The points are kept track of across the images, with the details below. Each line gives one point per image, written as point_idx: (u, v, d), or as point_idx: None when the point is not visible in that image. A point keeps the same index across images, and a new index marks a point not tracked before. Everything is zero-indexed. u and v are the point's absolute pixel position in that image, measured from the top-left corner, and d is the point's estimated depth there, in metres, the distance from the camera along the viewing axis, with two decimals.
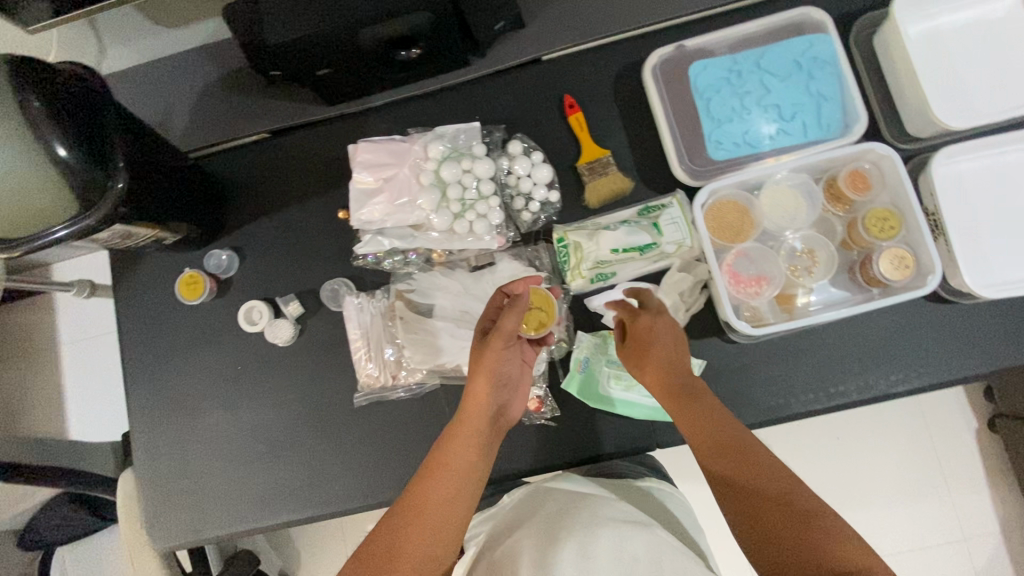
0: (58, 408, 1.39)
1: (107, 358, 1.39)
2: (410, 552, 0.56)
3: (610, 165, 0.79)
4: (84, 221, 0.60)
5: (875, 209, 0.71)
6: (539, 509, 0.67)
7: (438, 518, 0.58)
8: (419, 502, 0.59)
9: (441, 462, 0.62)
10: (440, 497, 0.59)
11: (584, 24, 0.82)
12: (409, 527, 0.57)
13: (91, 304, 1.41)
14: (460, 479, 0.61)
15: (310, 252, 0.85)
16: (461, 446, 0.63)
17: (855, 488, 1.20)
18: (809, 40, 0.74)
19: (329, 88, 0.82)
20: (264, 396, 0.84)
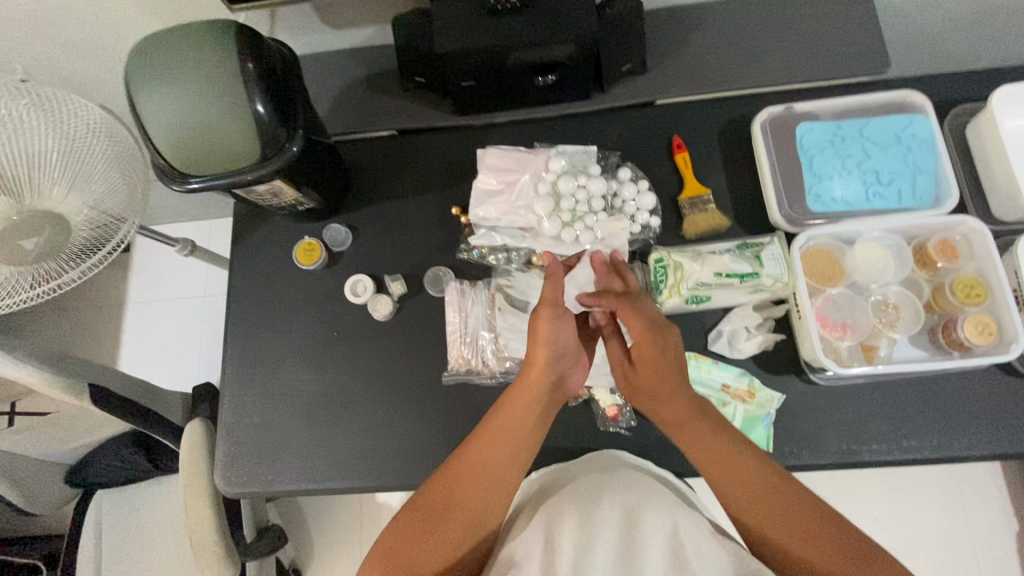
0: (146, 350, 1.59)
1: (197, 319, 1.61)
2: (466, 505, 0.64)
3: (709, 203, 0.86)
4: (244, 176, 0.68)
5: (963, 277, 0.76)
6: (587, 475, 0.72)
7: (490, 480, 0.66)
8: (476, 464, 0.66)
9: (498, 428, 0.68)
10: (490, 460, 0.66)
11: (703, 76, 0.90)
12: (464, 485, 0.65)
13: (190, 270, 1.62)
14: (508, 447, 0.68)
15: (419, 239, 0.93)
16: (516, 414, 0.69)
17: None
18: (910, 119, 0.82)
19: (465, 98, 0.91)
20: (354, 364, 0.89)
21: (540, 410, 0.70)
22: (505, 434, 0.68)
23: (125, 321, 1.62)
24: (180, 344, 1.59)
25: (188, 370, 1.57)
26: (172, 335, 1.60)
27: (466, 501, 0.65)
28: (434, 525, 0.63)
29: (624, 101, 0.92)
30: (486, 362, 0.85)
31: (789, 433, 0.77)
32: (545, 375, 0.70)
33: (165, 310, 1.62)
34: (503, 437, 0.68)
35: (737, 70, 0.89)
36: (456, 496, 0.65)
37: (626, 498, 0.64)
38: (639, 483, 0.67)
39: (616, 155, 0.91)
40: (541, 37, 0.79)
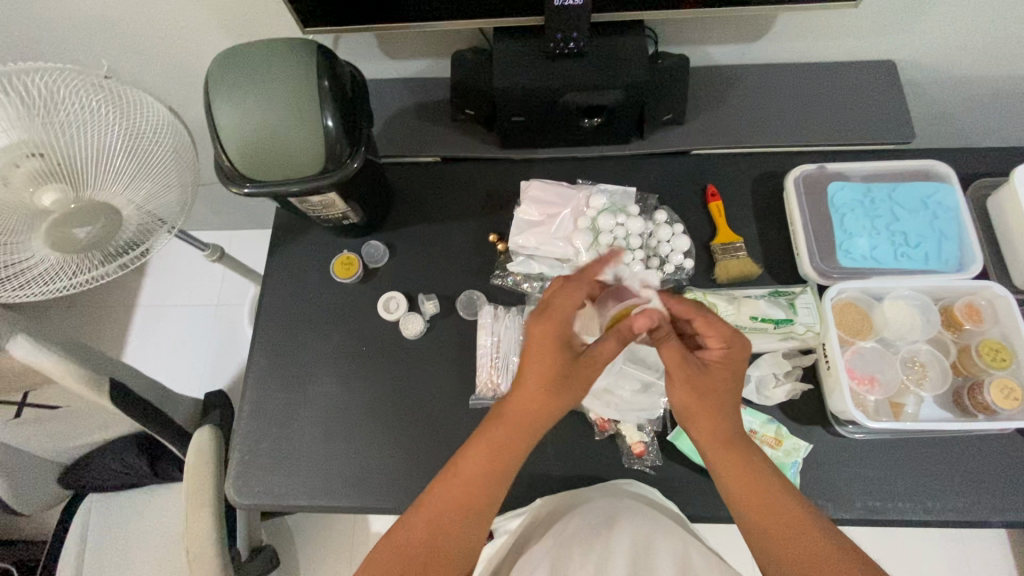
0: (155, 351, 1.58)
1: (213, 323, 1.60)
2: (450, 533, 0.63)
3: (741, 251, 0.89)
4: (291, 187, 0.70)
5: (988, 340, 0.78)
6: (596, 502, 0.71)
7: (474, 508, 0.64)
8: (462, 491, 0.64)
9: (502, 455, 0.64)
10: (472, 486, 0.64)
11: (740, 130, 0.95)
12: (448, 510, 0.63)
13: (212, 274, 1.64)
14: (493, 477, 0.64)
15: (454, 262, 0.95)
16: (501, 439, 0.65)
17: None
18: (937, 187, 0.86)
19: (511, 134, 0.95)
20: (379, 381, 0.89)
21: (530, 435, 0.65)
22: (490, 464, 0.64)
23: (132, 322, 1.61)
24: (188, 350, 1.57)
25: (192, 377, 1.55)
26: (180, 341, 1.59)
27: (452, 530, 0.63)
28: (422, 553, 0.62)
29: (662, 148, 0.96)
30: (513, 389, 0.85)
31: (814, 484, 0.77)
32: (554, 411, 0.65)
33: (176, 317, 1.61)
34: (490, 465, 0.64)
35: (771, 127, 0.94)
36: (442, 526, 0.63)
37: (636, 531, 0.64)
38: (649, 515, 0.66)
39: (654, 198, 0.95)
40: (592, 82, 0.83)
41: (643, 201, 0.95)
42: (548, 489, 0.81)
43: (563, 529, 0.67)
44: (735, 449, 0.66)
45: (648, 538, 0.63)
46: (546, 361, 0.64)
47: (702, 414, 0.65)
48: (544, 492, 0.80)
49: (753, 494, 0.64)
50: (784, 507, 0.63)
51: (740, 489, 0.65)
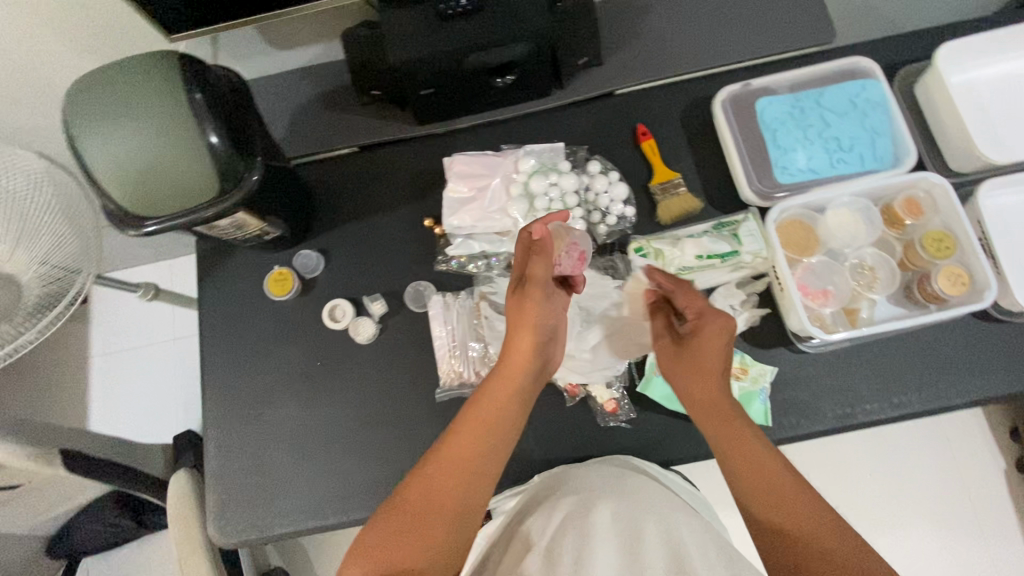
0: (120, 405, 1.51)
1: (174, 362, 1.54)
2: (443, 504, 0.58)
3: (680, 187, 0.87)
4: (199, 214, 0.63)
5: (931, 231, 0.78)
6: (587, 480, 0.71)
7: (470, 472, 0.60)
8: (453, 462, 0.60)
9: (487, 412, 0.65)
10: (469, 446, 0.62)
11: (658, 62, 0.91)
12: (438, 482, 0.59)
13: (162, 311, 1.57)
14: (481, 436, 0.63)
15: (394, 256, 0.90)
16: (494, 393, 0.66)
17: (872, 521, 1.33)
18: (862, 84, 0.84)
19: (425, 107, 0.90)
20: (341, 395, 0.86)
21: (526, 388, 0.68)
22: (481, 424, 0.64)
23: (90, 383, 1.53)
24: (157, 392, 1.52)
25: (168, 420, 1.50)
26: (147, 388, 1.52)
27: (444, 492, 0.59)
28: (406, 531, 0.56)
29: (583, 95, 0.93)
30: (477, 375, 0.81)
31: (784, 404, 0.78)
32: (529, 359, 0.69)
33: (135, 362, 1.55)
34: (476, 427, 0.63)
35: (690, 53, 0.91)
36: (434, 491, 0.58)
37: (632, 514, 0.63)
38: (640, 494, 0.67)
39: (583, 150, 0.91)
40: (498, 36, 0.78)
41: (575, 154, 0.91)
42: (532, 465, 0.80)
43: (552, 510, 0.66)
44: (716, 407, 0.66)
45: (636, 511, 0.63)
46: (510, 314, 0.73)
47: (687, 381, 0.69)
48: (528, 468, 0.80)
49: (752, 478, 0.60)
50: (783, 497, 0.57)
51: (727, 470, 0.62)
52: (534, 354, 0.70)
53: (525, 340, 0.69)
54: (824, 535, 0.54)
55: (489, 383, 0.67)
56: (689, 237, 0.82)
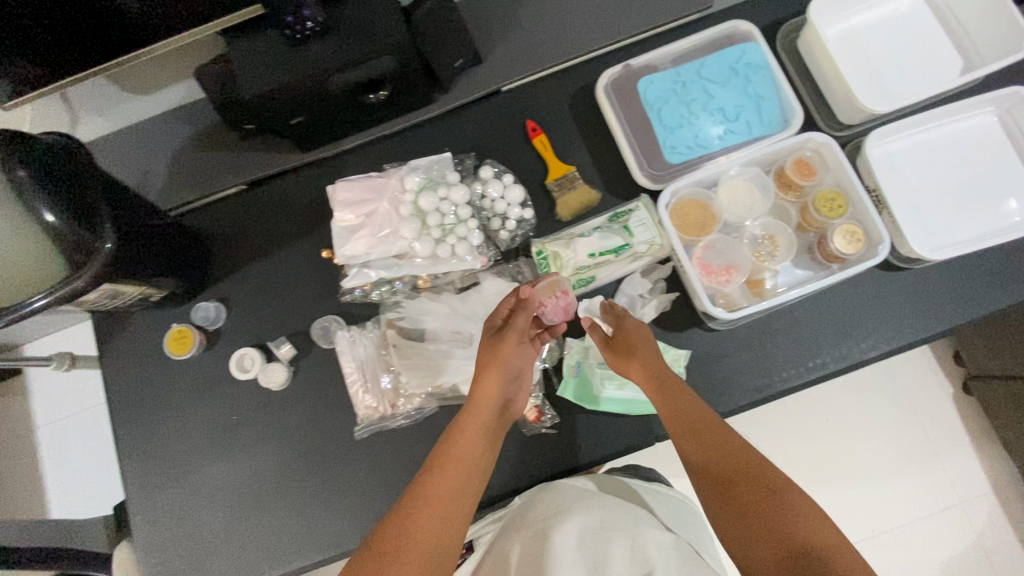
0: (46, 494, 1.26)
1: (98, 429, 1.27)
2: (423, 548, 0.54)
3: (577, 179, 0.85)
4: (76, 282, 0.63)
5: (823, 191, 0.77)
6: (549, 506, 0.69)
7: (452, 511, 0.57)
8: (438, 501, 0.57)
9: (465, 451, 0.61)
10: (450, 486, 0.58)
11: (539, 53, 0.88)
12: (422, 523, 0.55)
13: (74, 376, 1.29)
14: (462, 475, 0.59)
15: (299, 294, 0.87)
16: (470, 433, 0.63)
17: (832, 464, 1.38)
18: (741, 49, 0.82)
19: (303, 135, 0.85)
20: (262, 446, 0.83)
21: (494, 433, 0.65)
22: (461, 463, 0.60)
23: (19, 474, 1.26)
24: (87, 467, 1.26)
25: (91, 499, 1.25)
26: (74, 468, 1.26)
27: (426, 533, 0.55)
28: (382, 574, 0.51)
29: (468, 97, 0.89)
30: (394, 406, 0.79)
31: (702, 386, 0.78)
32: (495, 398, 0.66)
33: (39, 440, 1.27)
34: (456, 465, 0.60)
35: (569, 39, 0.88)
36: (417, 532, 0.54)
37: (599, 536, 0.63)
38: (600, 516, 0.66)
39: (472, 156, 0.87)
40: (353, 54, 0.74)
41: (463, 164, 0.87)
42: None
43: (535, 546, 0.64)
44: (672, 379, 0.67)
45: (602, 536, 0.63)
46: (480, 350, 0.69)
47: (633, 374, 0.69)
48: None
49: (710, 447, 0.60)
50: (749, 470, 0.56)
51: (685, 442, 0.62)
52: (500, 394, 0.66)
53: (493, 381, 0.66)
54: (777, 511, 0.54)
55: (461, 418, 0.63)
56: (582, 234, 0.80)
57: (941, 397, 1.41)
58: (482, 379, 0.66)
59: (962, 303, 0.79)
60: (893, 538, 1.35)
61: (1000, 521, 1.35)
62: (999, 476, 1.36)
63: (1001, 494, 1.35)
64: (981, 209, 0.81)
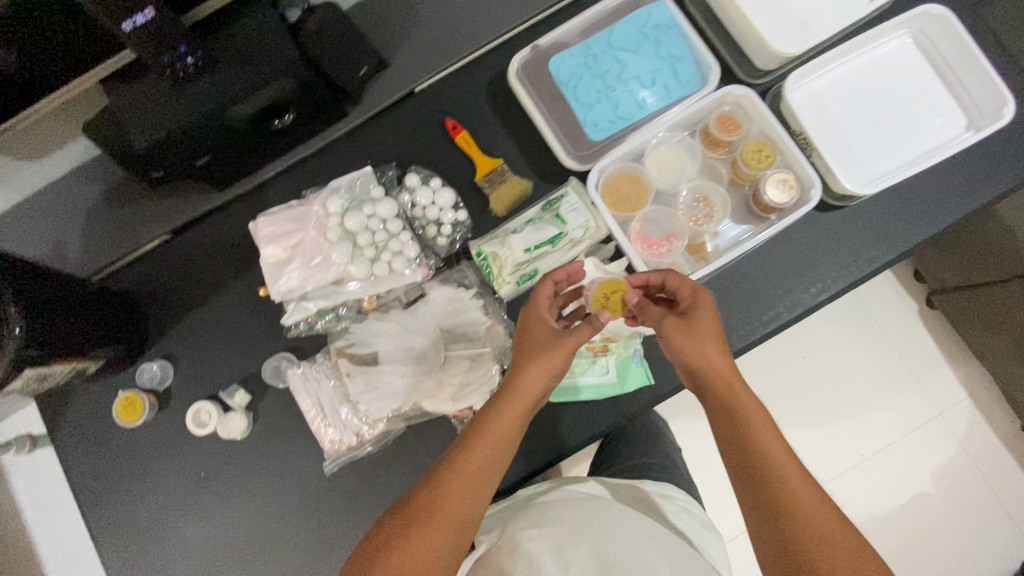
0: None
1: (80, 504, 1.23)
2: (442, 524, 0.53)
3: (506, 172, 0.83)
4: None
5: (749, 143, 0.76)
6: (555, 507, 0.66)
7: (479, 491, 0.56)
8: (464, 482, 0.55)
9: (503, 431, 0.58)
10: (481, 468, 0.56)
11: (446, 47, 0.85)
12: (448, 499, 0.54)
13: (42, 454, 1.24)
14: (497, 458, 0.57)
15: (245, 337, 0.84)
16: (508, 422, 0.59)
17: (815, 399, 1.41)
18: (647, 11, 0.79)
19: (215, 173, 0.81)
20: (236, 497, 0.81)
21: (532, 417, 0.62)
22: (495, 447, 0.58)
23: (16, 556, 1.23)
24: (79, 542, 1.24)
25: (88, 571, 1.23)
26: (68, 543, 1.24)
27: (449, 506, 0.54)
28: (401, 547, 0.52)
29: (381, 106, 0.86)
30: (359, 435, 0.77)
31: (661, 357, 0.77)
32: (538, 384, 0.61)
33: (20, 528, 1.24)
34: (491, 448, 0.57)
35: (474, 28, 0.84)
36: (438, 508, 0.54)
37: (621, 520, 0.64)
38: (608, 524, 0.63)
39: (393, 166, 0.84)
40: (251, 80, 0.70)
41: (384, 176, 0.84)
42: None
43: (531, 535, 0.62)
44: (756, 412, 0.57)
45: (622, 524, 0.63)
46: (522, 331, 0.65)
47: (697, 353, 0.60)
48: None
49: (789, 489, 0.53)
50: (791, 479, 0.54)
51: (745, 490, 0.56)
52: (544, 380, 0.61)
53: (536, 370, 0.61)
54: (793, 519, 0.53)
55: (504, 413, 0.58)
56: (516, 230, 0.78)
57: (906, 315, 1.44)
58: (525, 373, 0.60)
59: (904, 230, 0.79)
60: (882, 459, 1.38)
61: (979, 424, 1.39)
62: (972, 380, 1.40)
63: (977, 398, 1.40)
64: (908, 133, 0.81)
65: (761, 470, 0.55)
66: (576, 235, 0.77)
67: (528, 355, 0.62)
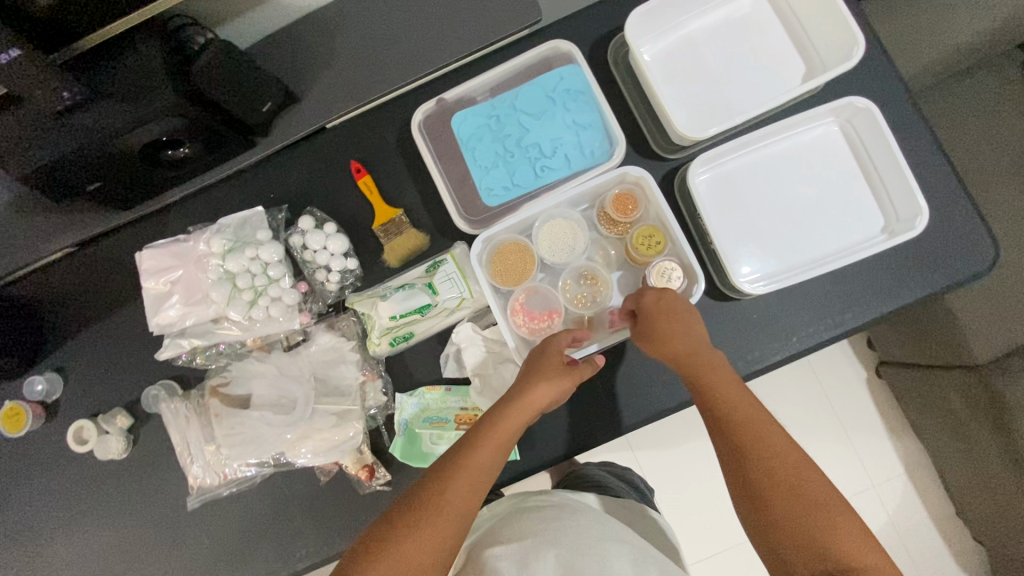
0: None
1: None
2: (439, 521, 0.52)
3: (404, 224, 0.81)
4: None
5: (641, 229, 0.74)
6: (518, 524, 0.64)
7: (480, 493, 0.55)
8: (463, 484, 0.55)
9: (503, 437, 0.59)
10: (480, 471, 0.56)
11: (355, 85, 0.81)
12: (448, 496, 0.54)
13: None
14: (495, 463, 0.58)
15: (131, 358, 0.84)
16: (508, 430, 0.59)
17: None
18: (559, 74, 0.77)
19: (108, 197, 0.79)
20: (106, 520, 0.82)
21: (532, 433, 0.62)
22: (495, 453, 0.58)
23: None
24: None
25: None
26: None
27: (443, 503, 0.53)
28: (398, 540, 0.51)
29: (287, 141, 0.83)
30: (224, 475, 0.78)
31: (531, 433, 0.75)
32: (542, 399, 0.62)
33: None
34: (492, 451, 0.58)
35: (384, 66, 0.81)
36: (436, 504, 0.53)
37: (590, 531, 0.61)
38: (570, 531, 0.61)
39: (285, 210, 0.83)
40: (138, 116, 0.67)
41: (277, 217, 0.83)
42: (304, 548, 0.77)
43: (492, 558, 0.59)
44: (752, 413, 0.57)
45: (592, 536, 0.60)
46: (535, 353, 0.66)
47: (680, 334, 0.63)
48: (302, 552, 0.78)
49: (789, 501, 0.52)
50: (788, 457, 0.54)
51: (743, 502, 0.54)
52: (547, 397, 0.62)
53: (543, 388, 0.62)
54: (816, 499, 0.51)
55: (506, 421, 0.59)
56: (390, 292, 0.78)
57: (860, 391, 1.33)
58: (532, 388, 0.62)
59: (806, 330, 0.75)
60: None
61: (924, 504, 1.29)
62: (918, 458, 1.30)
63: (923, 478, 1.29)
64: (823, 229, 0.77)
65: (765, 472, 0.53)
66: (451, 304, 0.77)
67: (536, 374, 0.63)
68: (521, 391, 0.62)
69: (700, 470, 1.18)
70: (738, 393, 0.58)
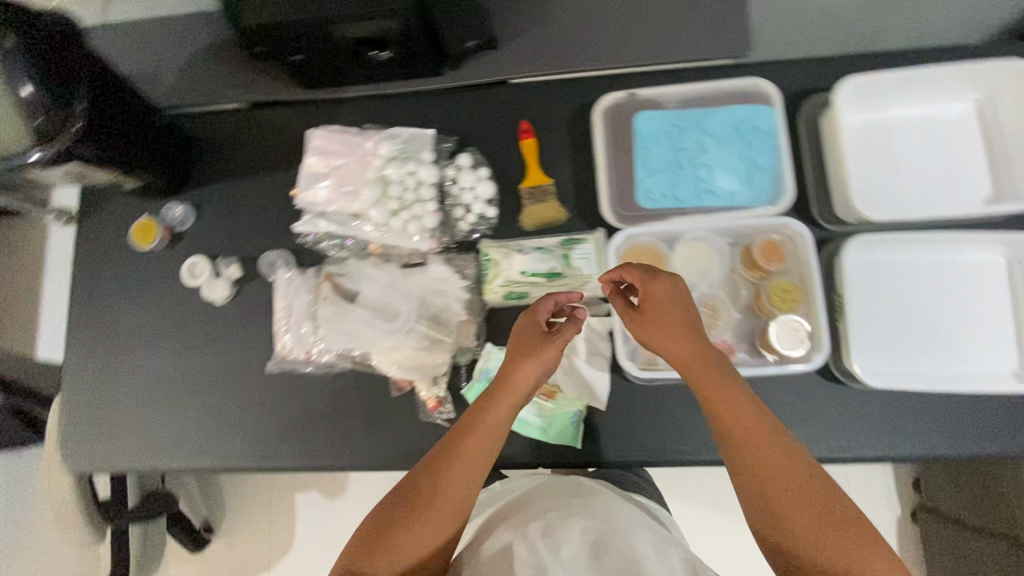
0: None
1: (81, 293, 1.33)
2: (432, 505, 0.57)
3: (549, 194, 0.83)
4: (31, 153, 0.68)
5: (780, 281, 0.74)
6: (549, 497, 0.66)
7: (475, 475, 0.60)
8: (454, 470, 0.59)
9: (490, 421, 0.62)
10: (470, 453, 0.60)
11: (554, 56, 0.86)
12: (444, 479, 0.58)
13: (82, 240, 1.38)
14: (486, 444, 0.61)
15: (261, 220, 0.90)
16: (493, 413, 0.62)
17: None
18: (753, 109, 0.78)
19: (304, 74, 0.86)
20: (187, 353, 0.87)
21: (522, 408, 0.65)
22: (484, 434, 0.61)
23: None
24: None
25: None
26: None
27: (436, 487, 0.58)
28: (398, 525, 0.56)
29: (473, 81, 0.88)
30: (307, 354, 0.82)
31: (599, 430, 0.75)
32: (527, 380, 0.64)
33: None
34: (481, 435, 0.61)
35: (587, 50, 0.85)
36: (432, 489, 0.58)
37: (614, 514, 0.61)
38: (598, 508, 0.62)
39: (451, 141, 0.86)
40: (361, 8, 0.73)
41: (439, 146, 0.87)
42: (351, 448, 0.81)
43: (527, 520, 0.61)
44: (768, 445, 0.56)
45: (614, 518, 0.60)
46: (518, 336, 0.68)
47: (673, 341, 0.62)
48: (347, 451, 0.81)
49: (813, 530, 0.52)
50: (805, 483, 0.54)
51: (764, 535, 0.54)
52: (528, 378, 0.64)
53: (525, 373, 0.64)
54: (841, 527, 0.52)
55: (491, 408, 0.62)
56: (524, 249, 0.81)
57: None
58: (516, 372, 0.64)
59: (901, 437, 0.74)
60: None
61: None
62: None
63: None
64: (950, 352, 0.76)
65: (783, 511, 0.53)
66: (575, 282, 0.79)
67: (518, 358, 0.65)
68: (503, 374, 0.64)
69: (710, 534, 1.17)
70: (750, 417, 0.58)
